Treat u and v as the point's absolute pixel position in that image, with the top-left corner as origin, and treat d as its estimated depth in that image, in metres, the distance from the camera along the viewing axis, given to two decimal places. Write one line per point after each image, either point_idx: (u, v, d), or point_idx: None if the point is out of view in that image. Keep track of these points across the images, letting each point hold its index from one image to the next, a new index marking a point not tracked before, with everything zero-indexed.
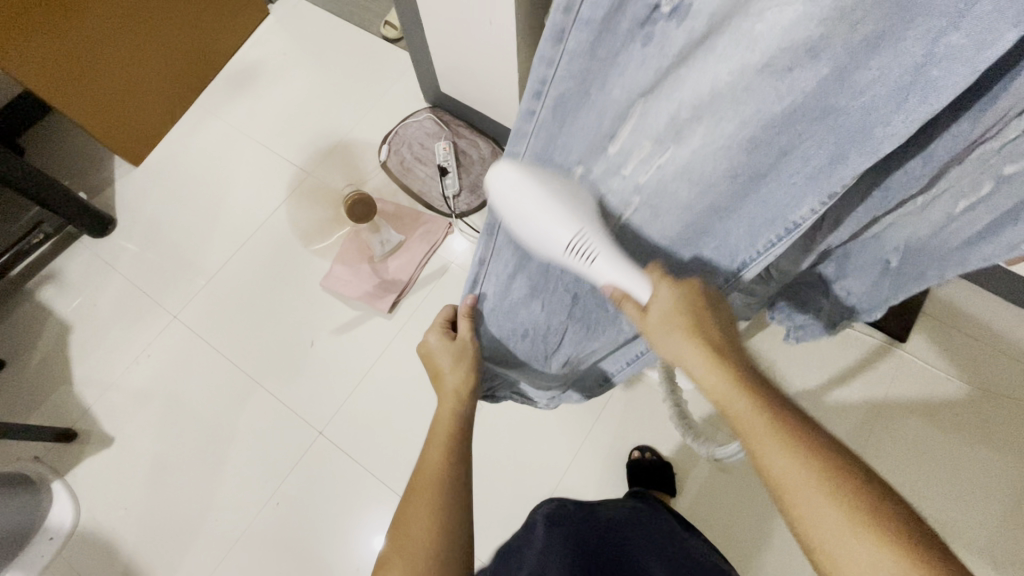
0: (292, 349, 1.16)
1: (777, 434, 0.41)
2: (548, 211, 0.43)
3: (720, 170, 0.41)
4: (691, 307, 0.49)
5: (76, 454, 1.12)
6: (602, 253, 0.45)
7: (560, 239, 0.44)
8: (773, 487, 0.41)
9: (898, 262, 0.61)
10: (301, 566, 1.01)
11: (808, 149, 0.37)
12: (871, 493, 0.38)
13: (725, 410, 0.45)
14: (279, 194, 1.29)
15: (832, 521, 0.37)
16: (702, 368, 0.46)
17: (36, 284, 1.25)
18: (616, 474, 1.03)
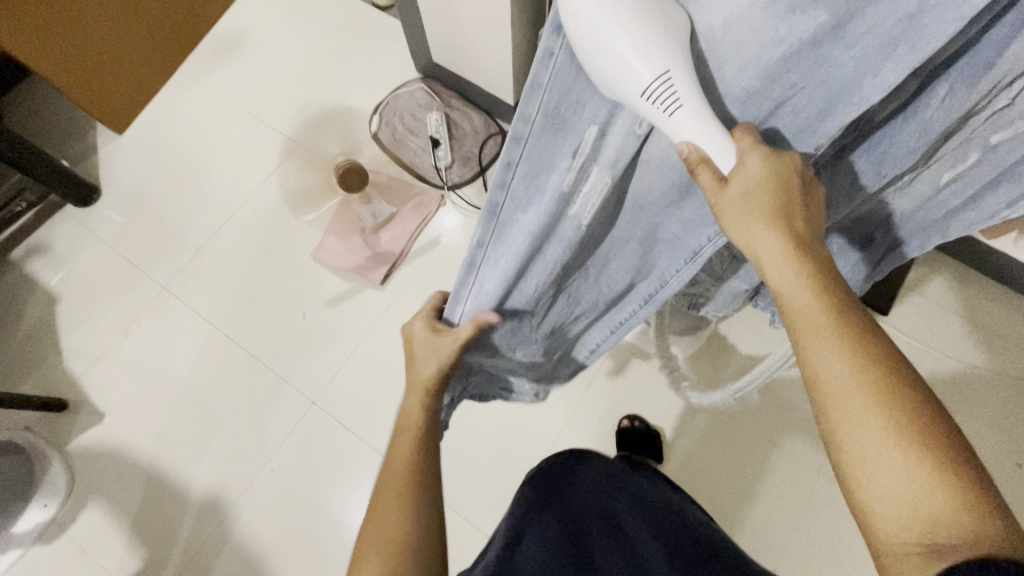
0: (283, 320, 1.16)
1: (835, 330, 0.38)
2: (632, 44, 0.32)
3: (714, 119, 0.39)
4: (779, 187, 0.39)
5: (66, 423, 1.12)
6: (689, 103, 0.34)
7: (639, 80, 0.33)
8: (813, 385, 0.38)
9: (883, 236, 0.62)
10: (293, 533, 1.03)
11: (797, 102, 0.36)
12: (918, 399, 0.35)
13: (783, 309, 0.40)
14: (269, 164, 1.27)
15: (870, 425, 0.35)
16: (776, 262, 0.40)
17: (21, 255, 1.23)
18: (607, 442, 1.06)
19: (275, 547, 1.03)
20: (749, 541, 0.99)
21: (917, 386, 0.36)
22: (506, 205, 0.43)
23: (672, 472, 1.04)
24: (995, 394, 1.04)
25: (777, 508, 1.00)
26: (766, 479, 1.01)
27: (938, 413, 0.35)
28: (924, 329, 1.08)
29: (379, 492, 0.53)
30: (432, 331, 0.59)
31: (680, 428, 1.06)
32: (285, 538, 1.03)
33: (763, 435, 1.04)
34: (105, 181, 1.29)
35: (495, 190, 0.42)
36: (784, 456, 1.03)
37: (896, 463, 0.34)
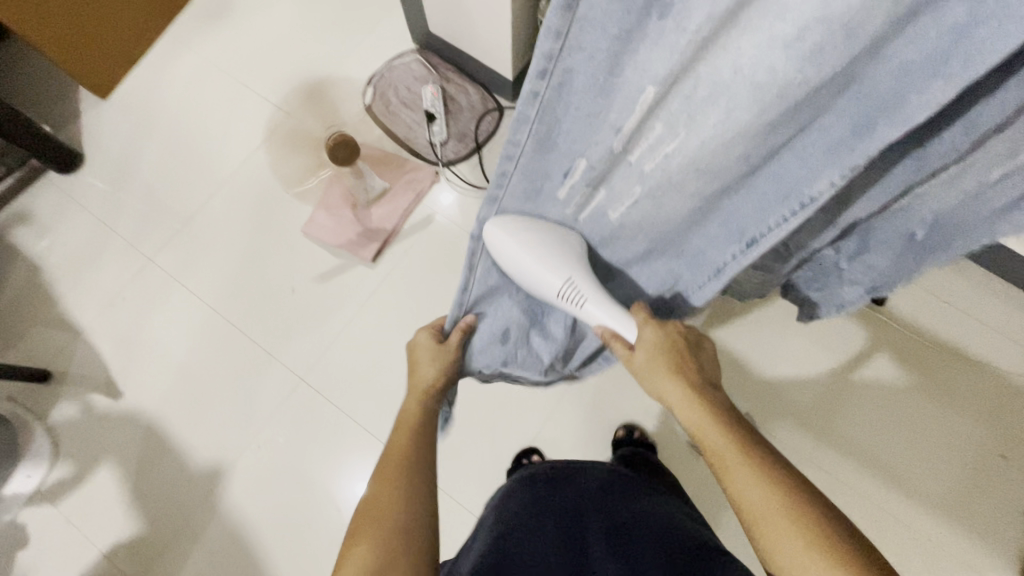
0: (272, 294, 1.14)
1: (746, 464, 0.48)
2: (543, 270, 0.52)
3: (731, 155, 0.39)
4: (668, 351, 0.58)
5: (49, 394, 1.10)
6: (588, 298, 0.56)
7: (553, 287, 0.53)
8: (745, 518, 0.47)
9: (924, 235, 0.55)
10: (280, 508, 1.03)
11: (829, 121, 0.36)
12: (834, 527, 0.43)
13: (706, 450, 0.52)
14: (258, 134, 1.24)
15: (796, 552, 0.43)
16: (686, 409, 0.54)
17: (2, 222, 1.20)
18: (597, 425, 1.06)
19: (261, 522, 1.03)
20: (733, 524, 1.00)
21: (826, 510, 0.44)
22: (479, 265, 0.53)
23: (661, 457, 1.04)
24: (985, 385, 1.03)
25: None
26: None
27: (853, 536, 0.43)
28: (918, 318, 1.07)
29: (376, 478, 0.54)
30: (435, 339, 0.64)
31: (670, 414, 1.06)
32: (271, 513, 1.03)
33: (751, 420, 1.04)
34: (89, 148, 1.25)
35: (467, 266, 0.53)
36: None
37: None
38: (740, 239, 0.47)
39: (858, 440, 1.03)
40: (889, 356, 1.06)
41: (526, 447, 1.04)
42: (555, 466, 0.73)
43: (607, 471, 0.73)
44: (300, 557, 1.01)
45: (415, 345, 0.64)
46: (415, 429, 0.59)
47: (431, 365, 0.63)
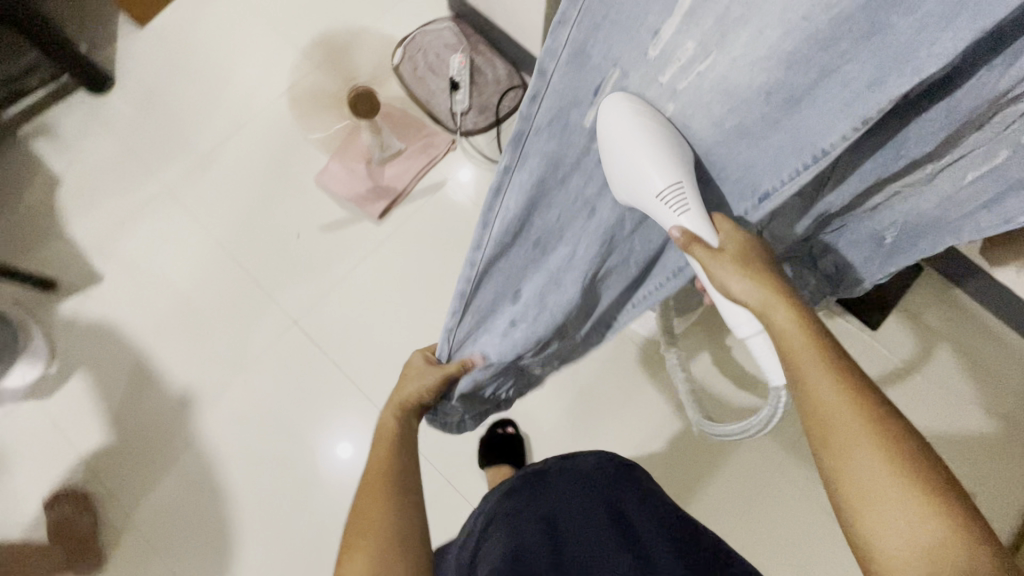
0: (276, 238, 1.16)
1: (826, 366, 0.42)
2: (655, 162, 0.40)
3: (753, 85, 0.35)
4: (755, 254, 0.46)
5: (53, 303, 1.13)
6: (694, 209, 0.43)
7: (654, 185, 0.41)
8: (813, 419, 0.42)
9: (893, 239, 0.56)
10: (256, 444, 1.06)
11: (849, 71, 0.32)
12: (905, 437, 0.40)
13: (782, 341, 0.44)
14: (285, 81, 1.25)
15: (866, 461, 0.39)
16: (779, 308, 0.45)
17: (29, 132, 1.23)
18: (576, 407, 1.07)
19: (237, 455, 1.05)
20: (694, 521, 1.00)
21: (897, 419, 0.40)
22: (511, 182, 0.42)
23: (632, 446, 1.05)
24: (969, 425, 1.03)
25: (728, 494, 1.01)
26: (721, 467, 1.02)
27: (921, 446, 0.40)
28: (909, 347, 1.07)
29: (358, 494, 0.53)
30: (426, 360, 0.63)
31: (648, 405, 1.06)
32: (247, 448, 1.06)
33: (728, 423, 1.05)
34: (120, 73, 1.28)
35: (501, 170, 0.41)
36: (746, 449, 1.03)
37: (892, 506, 0.38)
38: (752, 192, 0.43)
39: None
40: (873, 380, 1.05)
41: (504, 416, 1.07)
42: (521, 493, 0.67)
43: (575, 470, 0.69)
44: (278, 495, 1.03)
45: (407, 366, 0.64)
46: (393, 445, 0.58)
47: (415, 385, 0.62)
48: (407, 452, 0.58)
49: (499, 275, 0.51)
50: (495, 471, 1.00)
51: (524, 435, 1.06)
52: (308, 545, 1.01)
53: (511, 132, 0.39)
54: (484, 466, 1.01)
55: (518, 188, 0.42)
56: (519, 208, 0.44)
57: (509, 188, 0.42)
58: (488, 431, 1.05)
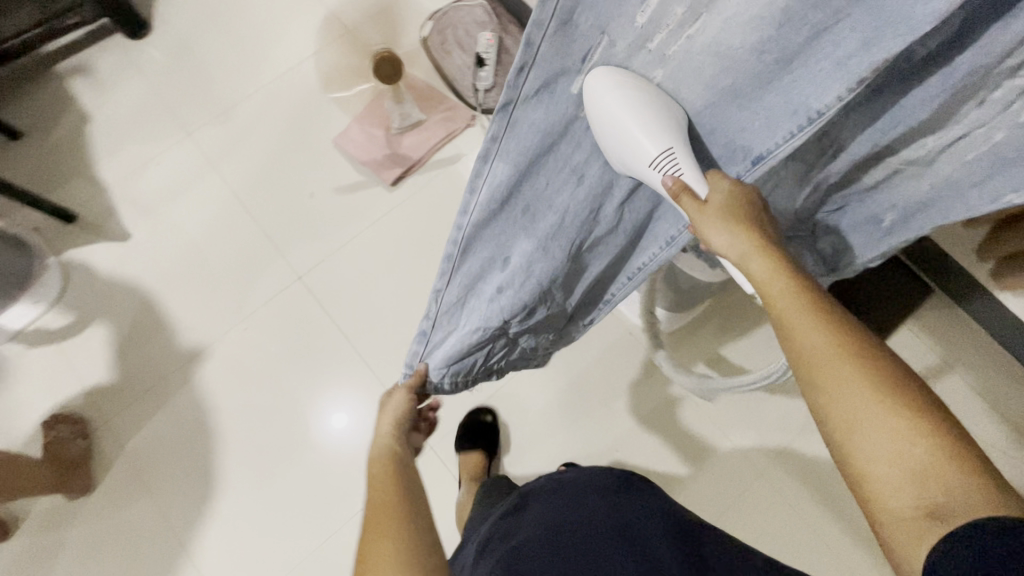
0: (291, 195, 1.18)
1: (807, 306, 0.42)
2: (644, 127, 0.43)
3: (747, 44, 0.38)
4: (746, 206, 0.46)
5: (71, 236, 1.17)
6: (688, 172, 0.46)
7: (647, 151, 0.45)
8: (799, 361, 0.42)
9: (892, 222, 0.56)
10: (251, 392, 1.08)
11: (841, 32, 0.35)
12: (891, 366, 0.39)
13: (763, 291, 0.44)
14: (315, 42, 1.27)
15: (853, 394, 0.39)
16: (759, 258, 0.45)
17: (65, 70, 1.27)
18: (566, 390, 1.07)
19: (232, 399, 1.08)
20: None
21: (881, 350, 0.40)
22: (499, 147, 0.44)
23: (615, 433, 1.05)
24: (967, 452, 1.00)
25: (705, 491, 1.01)
26: (705, 466, 1.02)
27: (908, 375, 0.39)
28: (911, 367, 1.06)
29: (360, 547, 0.44)
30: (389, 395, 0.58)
31: (637, 396, 1.06)
32: (242, 394, 1.08)
33: (716, 423, 1.04)
34: (158, 20, 1.31)
35: (489, 137, 0.43)
36: (732, 451, 1.02)
37: (881, 435, 0.37)
38: (745, 155, 0.45)
39: (815, 468, 1.00)
40: None
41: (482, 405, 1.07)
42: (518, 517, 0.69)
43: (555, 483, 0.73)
44: (277, 456, 1.05)
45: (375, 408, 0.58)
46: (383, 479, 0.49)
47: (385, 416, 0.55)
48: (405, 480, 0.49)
49: (487, 247, 0.52)
50: (467, 455, 1.00)
51: (512, 411, 1.07)
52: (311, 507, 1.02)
53: (499, 99, 0.41)
54: (458, 449, 1.01)
55: (505, 154, 0.45)
56: (508, 173, 0.46)
57: (498, 153, 0.45)
58: (466, 417, 1.05)
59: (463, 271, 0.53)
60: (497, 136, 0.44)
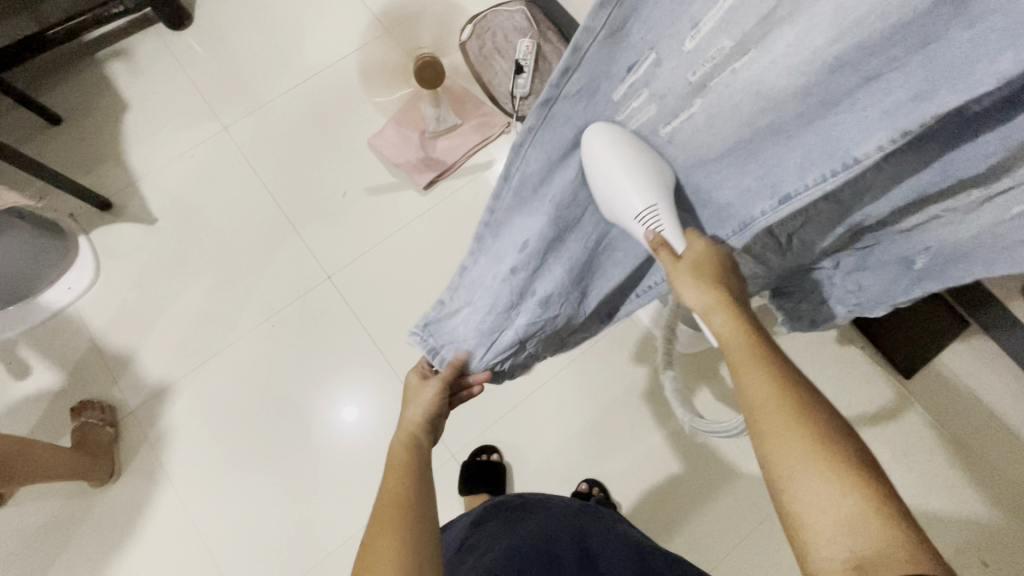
0: (323, 193, 1.18)
1: (760, 361, 0.42)
2: (631, 184, 0.46)
3: (792, 88, 0.37)
4: (716, 262, 0.48)
5: (104, 223, 1.18)
6: (667, 229, 0.48)
7: (633, 206, 0.48)
8: (746, 410, 0.41)
9: (924, 266, 0.51)
10: (270, 383, 1.09)
11: (893, 80, 0.32)
12: (827, 423, 0.39)
13: (723, 343, 0.45)
14: (354, 42, 1.27)
15: (790, 446, 0.38)
16: (722, 311, 0.45)
17: (105, 56, 1.28)
18: (587, 406, 1.07)
19: (252, 393, 1.08)
20: (684, 540, 0.99)
21: (826, 411, 0.40)
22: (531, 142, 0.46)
23: (634, 452, 1.04)
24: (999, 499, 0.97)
25: (723, 518, 0.99)
26: (724, 492, 1.01)
27: (850, 436, 0.38)
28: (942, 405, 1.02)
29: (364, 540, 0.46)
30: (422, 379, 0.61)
31: (658, 416, 1.05)
32: (260, 382, 1.09)
33: (739, 449, 1.02)
34: (200, 11, 1.31)
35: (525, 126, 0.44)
36: (753, 477, 1.01)
37: (816, 487, 0.37)
38: (773, 193, 0.44)
39: None
40: None
41: (484, 444, 1.05)
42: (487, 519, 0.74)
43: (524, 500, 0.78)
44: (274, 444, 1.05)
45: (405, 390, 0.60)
46: (408, 475, 0.51)
47: (420, 404, 0.58)
48: (423, 481, 0.51)
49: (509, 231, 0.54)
50: (472, 499, 0.99)
51: (532, 424, 1.06)
52: (285, 498, 1.03)
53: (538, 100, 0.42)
54: (462, 493, 1.00)
55: (539, 147, 0.47)
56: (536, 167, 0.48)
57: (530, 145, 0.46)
58: (468, 458, 1.04)
59: (487, 248, 0.56)
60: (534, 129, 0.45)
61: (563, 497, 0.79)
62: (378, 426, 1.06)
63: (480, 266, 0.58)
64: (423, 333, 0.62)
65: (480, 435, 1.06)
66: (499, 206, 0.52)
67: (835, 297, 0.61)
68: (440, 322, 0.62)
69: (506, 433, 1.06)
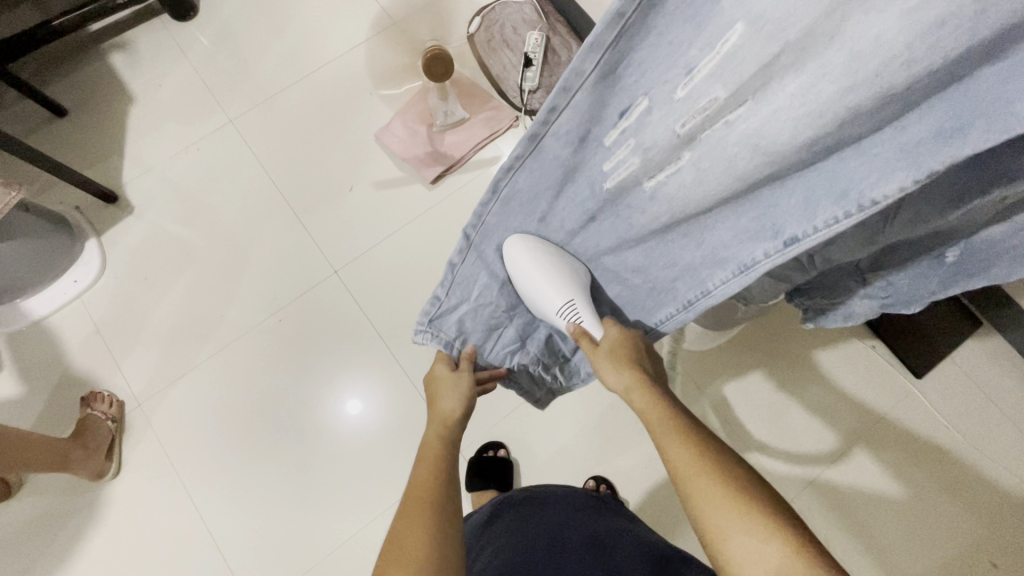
0: (330, 186, 1.17)
1: (674, 430, 0.47)
2: (548, 285, 0.53)
3: (797, 141, 0.34)
4: (629, 347, 0.54)
5: (110, 215, 1.17)
6: (586, 317, 0.55)
7: (554, 301, 0.54)
8: (673, 477, 0.45)
9: (955, 259, 0.50)
10: (275, 376, 1.08)
11: (912, 120, 0.30)
12: (741, 477, 0.42)
13: (646, 419, 0.50)
14: (361, 34, 1.26)
15: (715, 509, 0.41)
16: (638, 390, 0.51)
17: (109, 47, 1.27)
18: (595, 404, 1.06)
19: (257, 387, 1.08)
20: (691, 537, 0.98)
21: (741, 470, 0.43)
22: (528, 157, 0.43)
23: (642, 451, 1.03)
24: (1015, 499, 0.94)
25: None
26: None
27: (765, 489, 0.42)
28: (959, 406, 0.99)
29: (389, 532, 0.45)
30: (452, 369, 0.59)
31: None
32: (265, 373, 1.09)
33: (751, 447, 1.00)
34: (205, 2, 1.30)
35: (523, 140, 0.41)
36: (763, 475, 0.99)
37: (742, 540, 0.39)
38: (776, 235, 0.41)
39: (850, 498, 0.97)
40: (913, 427, 0.99)
41: (493, 440, 1.05)
42: (497, 512, 0.74)
43: (530, 491, 0.78)
44: (275, 440, 1.05)
45: (432, 380, 0.59)
46: (439, 467, 0.51)
47: (452, 398, 0.57)
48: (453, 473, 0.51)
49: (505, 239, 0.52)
50: (479, 495, 0.99)
51: (540, 422, 1.06)
52: (288, 491, 1.03)
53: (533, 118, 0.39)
54: (470, 489, 1.00)
55: (534, 163, 0.44)
56: (529, 180, 0.46)
57: (527, 159, 0.43)
58: (476, 453, 1.03)
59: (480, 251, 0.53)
60: (535, 138, 0.42)
61: (568, 488, 0.79)
62: (382, 417, 1.06)
63: (472, 267, 0.54)
64: (431, 330, 0.58)
65: (487, 432, 1.05)
66: (490, 212, 0.49)
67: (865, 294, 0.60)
68: (444, 317, 0.57)
69: (514, 431, 1.05)
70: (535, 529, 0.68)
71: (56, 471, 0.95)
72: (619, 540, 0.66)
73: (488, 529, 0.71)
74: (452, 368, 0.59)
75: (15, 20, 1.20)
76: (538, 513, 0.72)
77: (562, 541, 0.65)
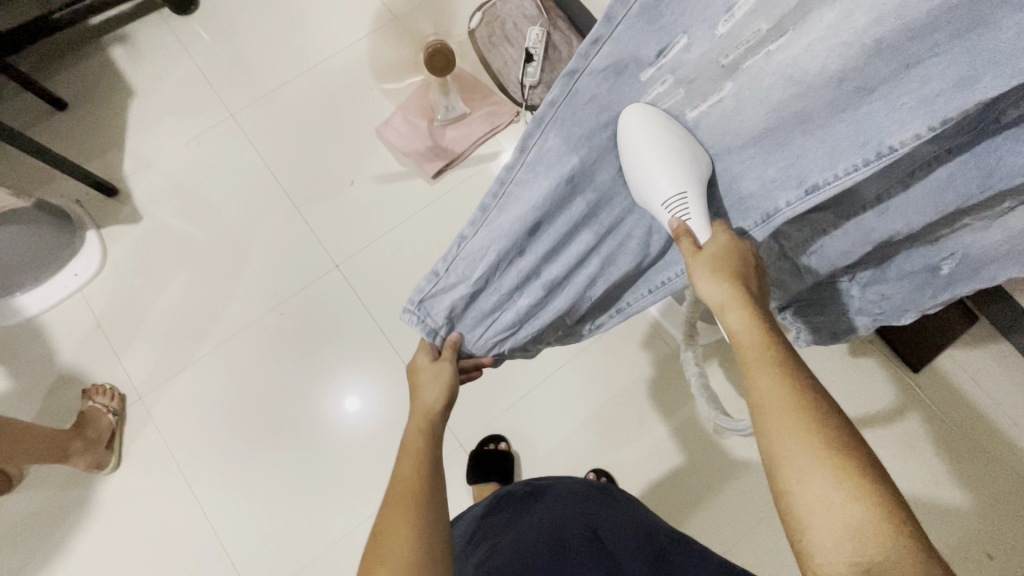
0: (331, 181, 1.18)
1: (771, 361, 0.42)
2: (661, 168, 0.46)
3: (828, 69, 0.36)
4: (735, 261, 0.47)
5: (110, 209, 1.17)
6: (694, 216, 0.48)
7: (662, 190, 0.48)
8: (756, 411, 0.41)
9: (949, 271, 0.51)
10: (276, 370, 1.09)
11: (934, 67, 0.32)
12: (835, 424, 0.39)
13: (736, 342, 0.45)
14: (361, 28, 1.26)
15: (798, 455, 0.38)
16: (735, 309, 0.45)
17: (110, 41, 1.27)
18: (596, 397, 1.06)
19: (259, 380, 1.08)
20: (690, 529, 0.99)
21: (835, 414, 0.39)
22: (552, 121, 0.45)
23: (642, 443, 1.04)
24: (1009, 490, 0.96)
25: (730, 509, 0.99)
26: (732, 483, 1.00)
27: (858, 440, 0.38)
28: (954, 400, 1.01)
29: (375, 535, 0.46)
30: (433, 359, 0.58)
31: (666, 407, 1.05)
32: (267, 366, 1.09)
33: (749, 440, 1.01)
34: None
35: (547, 103, 0.44)
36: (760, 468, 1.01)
37: (822, 490, 0.37)
38: (800, 183, 0.43)
39: None
40: (905, 423, 1.01)
41: (493, 433, 1.05)
42: (497, 507, 0.74)
43: (529, 486, 0.78)
44: (276, 434, 1.05)
45: (412, 370, 0.58)
46: (423, 462, 0.51)
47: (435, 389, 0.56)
48: (438, 471, 0.51)
49: (520, 211, 0.50)
50: (481, 488, 0.99)
51: (541, 415, 1.06)
52: (290, 484, 1.03)
53: (566, 69, 0.42)
54: (471, 482, 1.01)
55: (556, 129, 0.46)
56: (553, 144, 0.47)
57: (559, 113, 0.45)
58: (476, 447, 1.04)
59: (494, 225, 0.52)
60: (556, 104, 0.44)
61: (568, 480, 0.78)
62: (382, 413, 1.06)
63: (485, 240, 0.53)
64: (418, 312, 0.56)
65: (487, 425, 1.06)
66: (512, 178, 0.49)
67: (857, 310, 0.61)
68: (435, 299, 0.56)
69: (514, 423, 1.06)
70: (536, 522, 0.68)
71: (55, 462, 0.96)
72: (620, 531, 0.66)
73: (487, 524, 0.71)
74: (432, 360, 0.58)
75: (15, 12, 1.19)
76: (538, 506, 0.72)
77: (564, 533, 0.65)
